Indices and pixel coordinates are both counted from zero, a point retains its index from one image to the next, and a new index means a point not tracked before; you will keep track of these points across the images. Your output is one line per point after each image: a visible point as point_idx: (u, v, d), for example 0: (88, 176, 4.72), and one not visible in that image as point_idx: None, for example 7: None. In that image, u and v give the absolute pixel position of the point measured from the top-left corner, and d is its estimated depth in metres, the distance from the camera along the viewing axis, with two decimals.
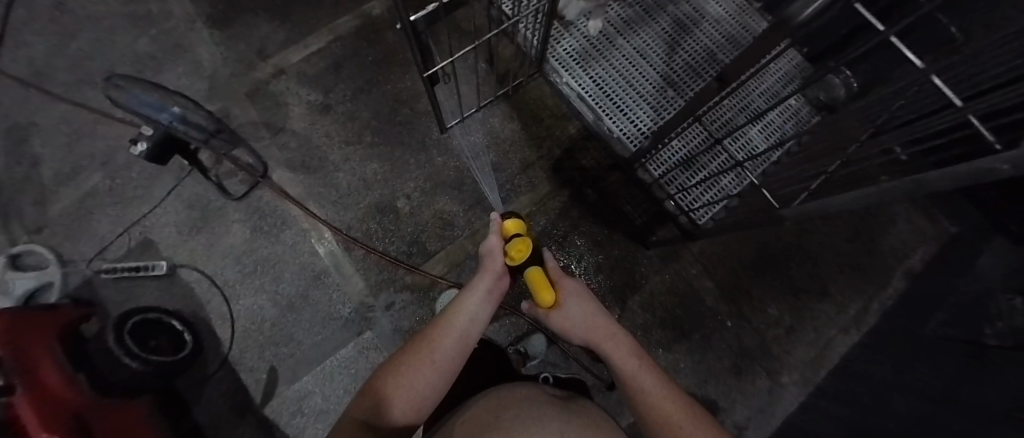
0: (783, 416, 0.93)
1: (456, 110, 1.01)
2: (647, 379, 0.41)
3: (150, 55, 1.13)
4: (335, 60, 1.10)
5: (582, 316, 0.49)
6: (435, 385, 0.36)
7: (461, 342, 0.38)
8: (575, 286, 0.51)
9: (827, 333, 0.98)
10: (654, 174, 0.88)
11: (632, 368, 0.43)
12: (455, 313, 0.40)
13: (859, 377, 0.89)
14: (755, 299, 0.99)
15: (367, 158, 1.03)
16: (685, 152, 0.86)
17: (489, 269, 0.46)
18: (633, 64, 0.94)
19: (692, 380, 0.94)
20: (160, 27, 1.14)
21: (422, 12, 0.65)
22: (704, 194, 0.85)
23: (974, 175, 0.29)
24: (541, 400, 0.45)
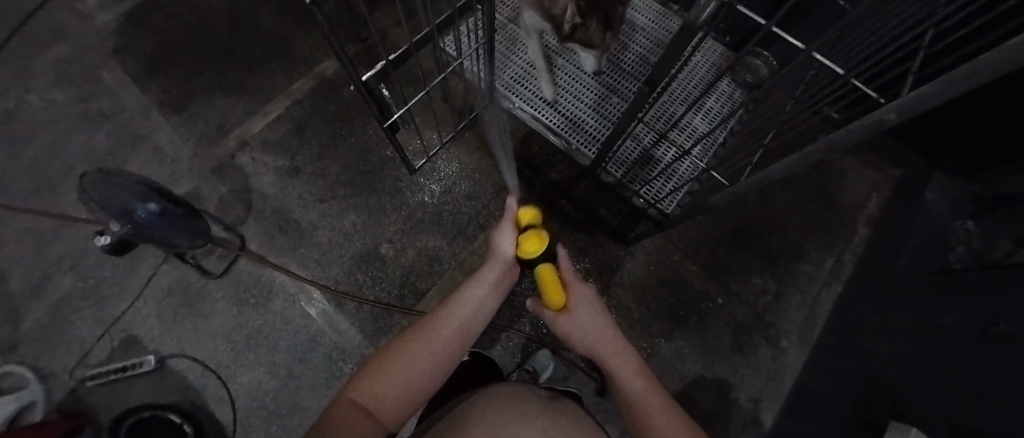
0: (791, 381, 0.96)
1: (421, 151, 1.05)
2: (647, 394, 0.45)
3: (109, 150, 1.13)
4: (296, 123, 1.12)
5: (589, 324, 0.53)
6: (430, 369, 0.42)
7: (458, 335, 0.46)
8: (585, 293, 0.55)
9: (812, 291, 1.03)
10: (616, 176, 0.92)
11: (634, 384, 0.47)
12: (456, 307, 0.48)
13: (850, 327, 0.93)
14: (739, 273, 1.03)
15: (343, 211, 1.04)
16: (640, 149, 0.91)
17: (500, 260, 0.54)
18: (576, 79, 1.00)
19: (699, 363, 0.96)
20: (116, 121, 1.15)
21: (372, 71, 0.69)
22: (667, 185, 0.89)
23: (870, 129, 0.34)
24: (524, 398, 0.51)
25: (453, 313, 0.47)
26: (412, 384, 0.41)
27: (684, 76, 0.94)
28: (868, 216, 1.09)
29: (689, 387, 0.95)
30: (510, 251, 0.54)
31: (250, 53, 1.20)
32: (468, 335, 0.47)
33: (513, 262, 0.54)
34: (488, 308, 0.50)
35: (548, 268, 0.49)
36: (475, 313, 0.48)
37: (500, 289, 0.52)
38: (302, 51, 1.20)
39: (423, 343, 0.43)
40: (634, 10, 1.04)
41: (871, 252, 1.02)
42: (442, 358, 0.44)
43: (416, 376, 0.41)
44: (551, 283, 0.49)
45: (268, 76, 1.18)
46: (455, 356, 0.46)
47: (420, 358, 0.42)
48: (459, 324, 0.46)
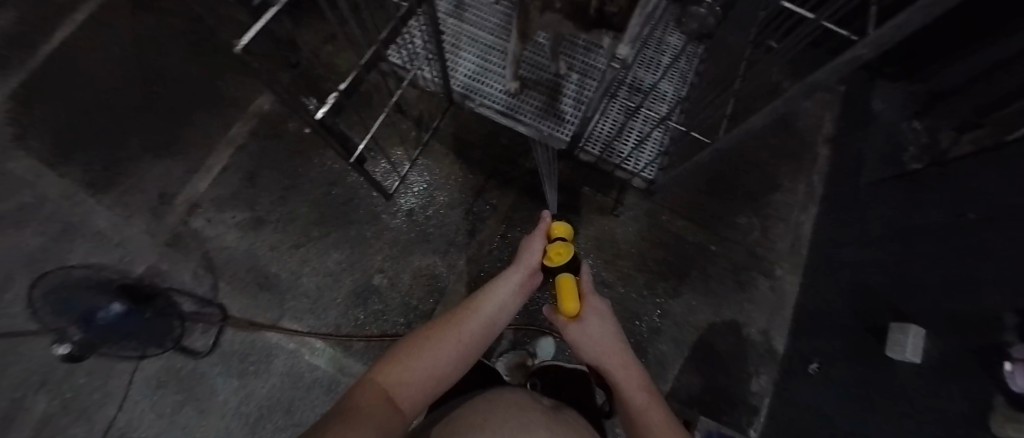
0: (793, 304, 1.01)
1: (391, 173, 1.00)
2: (657, 418, 0.44)
3: (39, 248, 1.00)
4: (246, 171, 1.04)
5: (601, 336, 0.52)
6: (451, 358, 0.41)
7: (482, 328, 0.45)
8: (601, 307, 0.55)
9: (794, 216, 1.08)
10: (594, 153, 0.90)
11: (642, 403, 0.45)
12: (484, 299, 0.47)
13: (835, 242, 0.98)
14: (726, 216, 1.06)
15: (323, 252, 0.98)
16: (612, 123, 0.88)
17: (526, 264, 0.55)
18: (534, 59, 0.91)
19: (708, 311, 0.99)
20: (39, 215, 1.02)
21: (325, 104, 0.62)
22: (645, 153, 0.88)
23: (850, 65, 0.34)
24: (529, 411, 0.51)
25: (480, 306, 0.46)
26: (433, 376, 0.40)
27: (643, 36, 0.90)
28: (827, 134, 1.14)
29: (705, 335, 0.98)
30: (537, 258, 0.56)
31: (174, 108, 1.09)
32: (495, 331, 0.47)
33: (537, 268, 0.56)
34: (512, 308, 0.50)
35: (568, 278, 0.53)
36: (502, 312, 0.48)
37: (524, 290, 0.52)
38: (230, 92, 1.09)
39: (452, 334, 0.42)
40: None
41: (838, 167, 1.08)
42: (470, 353, 0.43)
43: (438, 366, 0.40)
44: (568, 291, 0.52)
45: (201, 129, 1.08)
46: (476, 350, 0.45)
47: (448, 347, 0.41)
48: (488, 319, 0.46)
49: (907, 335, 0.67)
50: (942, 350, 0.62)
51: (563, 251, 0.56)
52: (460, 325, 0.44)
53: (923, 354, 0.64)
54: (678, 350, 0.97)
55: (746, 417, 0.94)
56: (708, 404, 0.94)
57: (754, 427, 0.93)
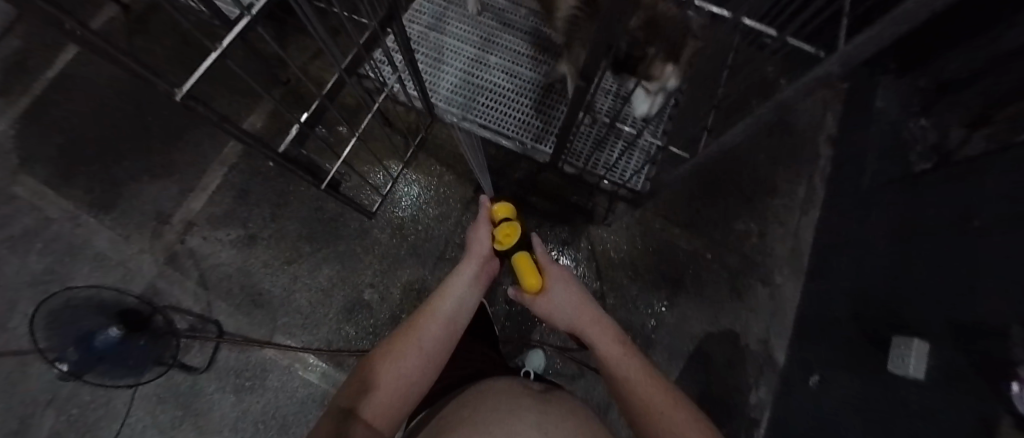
0: (794, 312, 0.98)
1: (374, 194, 1.00)
2: (632, 365, 0.47)
3: (47, 270, 1.03)
4: (239, 188, 1.05)
5: (567, 303, 0.54)
6: (420, 365, 0.44)
7: (447, 326, 0.48)
8: (561, 274, 0.56)
9: (794, 220, 1.04)
10: (578, 166, 0.89)
11: (616, 353, 0.48)
12: (442, 300, 0.50)
13: (836, 247, 0.94)
14: (721, 222, 1.03)
15: (314, 268, 0.99)
16: (595, 134, 0.87)
17: (479, 254, 0.57)
18: (514, 73, 0.89)
19: (704, 320, 0.97)
20: (47, 237, 1.05)
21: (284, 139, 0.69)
22: (631, 163, 0.87)
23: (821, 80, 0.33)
24: (516, 397, 0.52)
25: (438, 305, 0.49)
26: (400, 385, 0.42)
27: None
28: (829, 133, 1.10)
29: (701, 345, 0.96)
30: (487, 247, 0.58)
31: (169, 128, 1.11)
32: (456, 327, 0.49)
33: (490, 256, 0.57)
34: (472, 303, 0.52)
35: (524, 254, 0.53)
36: (460, 308, 0.50)
37: (481, 281, 0.55)
38: (223, 110, 1.11)
39: (411, 340, 0.44)
40: None
41: (840, 168, 1.04)
42: (433, 354, 0.45)
43: (409, 371, 0.43)
44: (527, 266, 0.52)
45: (197, 148, 1.10)
46: (446, 348, 0.47)
47: (410, 354, 0.44)
48: (445, 318, 0.48)
49: (909, 349, 0.65)
50: (948, 363, 0.58)
51: (512, 232, 0.55)
52: (417, 330, 0.46)
53: (926, 368, 0.62)
54: (674, 360, 0.95)
55: (746, 430, 0.91)
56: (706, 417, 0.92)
57: None
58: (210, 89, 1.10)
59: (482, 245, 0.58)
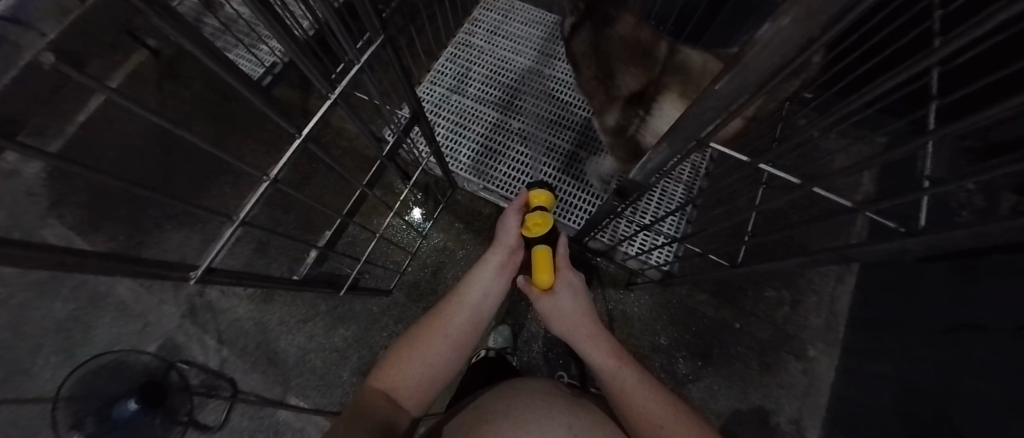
0: (828, 390, 0.93)
1: (391, 262, 0.98)
2: (630, 378, 0.49)
3: (50, 313, 0.98)
4: (260, 241, 1.05)
5: (569, 307, 0.56)
6: (441, 361, 0.47)
7: (471, 319, 0.50)
8: (572, 281, 0.58)
9: (827, 290, 1.00)
10: (605, 242, 0.93)
11: (615, 367, 0.50)
12: (467, 292, 0.52)
13: (872, 325, 0.90)
14: (750, 290, 0.99)
15: (332, 325, 0.98)
16: (624, 224, 0.93)
17: (504, 246, 0.58)
18: (539, 141, 0.95)
19: (731, 394, 0.93)
20: (52, 278, 1.01)
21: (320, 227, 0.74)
22: (659, 255, 0.93)
23: None
24: (548, 394, 0.50)
25: (462, 299, 0.51)
26: (425, 376, 0.47)
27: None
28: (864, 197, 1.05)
29: (728, 422, 0.92)
30: (514, 238, 0.58)
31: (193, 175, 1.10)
32: (480, 320, 0.51)
33: (517, 246, 0.58)
34: (497, 294, 0.54)
35: (544, 250, 0.56)
36: (487, 300, 0.52)
37: (507, 272, 0.56)
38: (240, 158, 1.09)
39: (439, 331, 0.48)
40: None
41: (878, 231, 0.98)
42: (458, 347, 0.49)
43: (433, 363, 0.47)
44: (543, 263, 0.56)
45: (221, 200, 1.11)
46: (468, 339, 0.50)
47: (433, 349, 0.47)
48: (469, 311, 0.50)
49: None
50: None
51: (541, 222, 0.58)
52: (439, 325, 0.49)
53: None
54: None
55: None
56: None
57: None
58: (231, 141, 1.09)
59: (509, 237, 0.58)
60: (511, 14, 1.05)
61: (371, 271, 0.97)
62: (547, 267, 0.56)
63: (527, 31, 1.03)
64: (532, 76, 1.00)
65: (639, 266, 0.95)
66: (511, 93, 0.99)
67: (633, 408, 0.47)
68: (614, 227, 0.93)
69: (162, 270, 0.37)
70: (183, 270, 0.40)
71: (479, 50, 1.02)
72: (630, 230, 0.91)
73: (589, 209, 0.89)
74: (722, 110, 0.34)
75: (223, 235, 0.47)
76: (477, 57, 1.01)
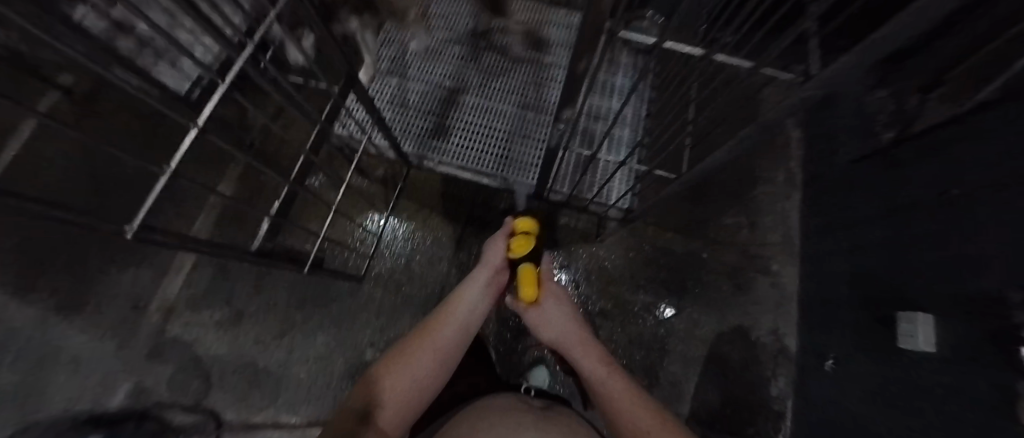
0: (795, 296, 1.00)
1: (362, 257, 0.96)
2: (613, 377, 0.55)
3: None
4: (219, 263, 0.99)
5: (554, 316, 0.67)
6: (430, 367, 0.50)
7: (461, 327, 0.55)
8: (554, 294, 0.69)
9: (778, 207, 1.07)
10: (565, 193, 0.94)
11: (601, 372, 0.56)
12: (458, 303, 0.57)
13: (821, 229, 0.97)
14: (711, 220, 1.05)
15: (312, 334, 0.95)
16: (580, 170, 0.94)
17: (492, 265, 0.65)
18: (484, 109, 0.96)
19: (711, 319, 0.98)
20: None
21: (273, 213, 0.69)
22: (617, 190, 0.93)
23: (809, 103, 0.35)
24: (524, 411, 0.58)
25: (454, 309, 0.56)
26: (411, 390, 0.48)
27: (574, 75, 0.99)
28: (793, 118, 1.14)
29: (714, 345, 0.96)
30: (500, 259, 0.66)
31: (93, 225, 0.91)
32: (468, 331, 0.56)
33: (502, 265, 0.66)
34: (483, 309, 0.59)
35: (529, 267, 0.66)
36: (473, 312, 0.57)
37: (493, 289, 0.63)
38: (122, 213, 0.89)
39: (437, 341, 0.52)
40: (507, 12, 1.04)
41: (811, 149, 1.07)
42: (445, 355, 0.52)
43: (421, 370, 0.49)
44: (529, 278, 0.65)
45: None
46: (456, 350, 0.54)
47: (425, 355, 0.50)
48: (459, 326, 0.54)
49: (915, 324, 0.67)
50: (962, 342, 0.60)
51: (525, 244, 0.67)
52: (433, 336, 0.52)
53: (936, 342, 0.64)
54: (690, 367, 0.94)
55: (772, 423, 0.91)
56: (731, 419, 0.91)
57: (781, 432, 0.90)
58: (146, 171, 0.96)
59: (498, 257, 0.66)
60: None
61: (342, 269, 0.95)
62: (532, 283, 0.65)
63: (460, 5, 1.04)
64: (470, 49, 1.01)
65: (602, 211, 0.97)
66: (452, 68, 0.99)
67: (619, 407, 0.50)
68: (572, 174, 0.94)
69: None
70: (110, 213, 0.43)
71: (413, 29, 1.02)
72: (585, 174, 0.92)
73: (540, 163, 0.90)
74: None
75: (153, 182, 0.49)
76: (410, 38, 1.01)
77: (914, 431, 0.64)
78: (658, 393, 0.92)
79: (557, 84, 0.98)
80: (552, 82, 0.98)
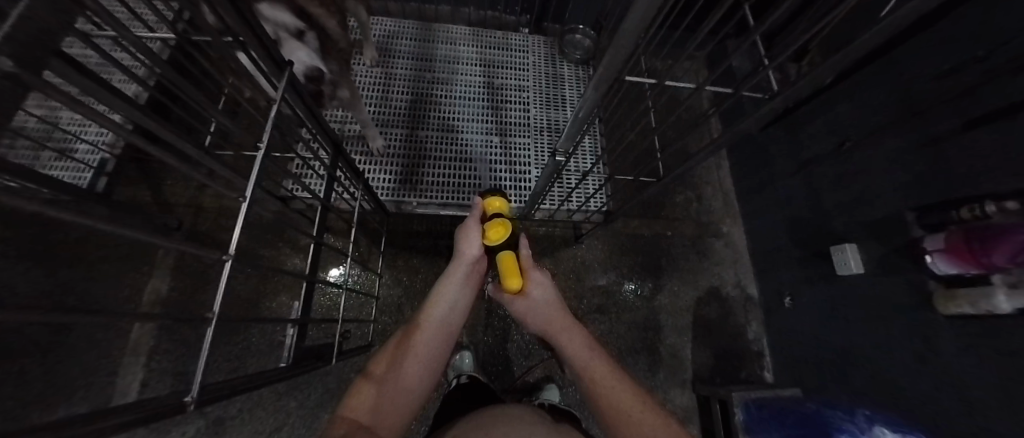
0: (746, 249, 1.16)
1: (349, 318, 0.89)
2: (603, 372, 0.46)
3: None
4: (177, 371, 0.84)
5: (543, 308, 0.50)
6: (420, 373, 0.46)
7: (441, 330, 0.49)
8: (544, 279, 0.51)
9: (714, 176, 1.23)
10: (549, 208, 1.04)
11: (585, 361, 0.47)
12: (437, 301, 0.50)
13: (751, 190, 1.14)
14: (666, 200, 1.18)
15: (315, 416, 0.86)
16: (558, 185, 1.05)
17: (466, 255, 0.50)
18: (451, 141, 0.97)
19: (688, 286, 1.10)
20: None
21: (297, 305, 0.61)
22: (595, 194, 1.06)
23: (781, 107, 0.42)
24: (534, 424, 0.51)
25: (433, 309, 0.50)
26: (398, 399, 0.44)
27: (524, 93, 1.04)
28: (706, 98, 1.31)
29: (697, 309, 1.08)
30: (477, 245, 0.50)
31: None
32: (451, 330, 0.50)
33: (479, 256, 0.50)
34: (467, 303, 0.52)
35: (510, 254, 0.47)
36: (454, 310, 0.50)
37: (473, 280, 0.52)
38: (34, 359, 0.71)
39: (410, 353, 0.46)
40: (448, 43, 1.06)
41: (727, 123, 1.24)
42: (432, 359, 0.47)
43: (408, 382, 0.45)
44: (512, 268, 0.45)
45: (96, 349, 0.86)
46: (445, 351, 0.49)
47: (410, 363, 0.46)
48: (440, 322, 0.49)
49: (845, 253, 0.82)
50: (881, 259, 0.76)
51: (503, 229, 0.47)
52: (415, 338, 0.48)
53: (863, 262, 0.80)
54: (683, 334, 1.05)
55: (757, 362, 1.06)
56: (726, 368, 1.04)
57: (765, 368, 1.05)
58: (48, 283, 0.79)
59: (471, 246, 0.50)
60: (373, 31, 1.04)
61: (330, 336, 0.85)
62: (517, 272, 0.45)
63: (396, 44, 1.04)
64: (418, 85, 1.01)
65: (582, 218, 1.06)
66: (405, 107, 0.99)
67: (604, 401, 0.44)
68: (552, 190, 1.05)
69: (116, 422, 0.27)
70: (174, 401, 0.34)
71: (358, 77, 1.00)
72: (567, 188, 1.04)
73: (523, 186, 0.96)
74: (632, 54, 0.41)
75: (204, 341, 0.40)
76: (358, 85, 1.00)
77: (866, 338, 0.80)
78: (663, 365, 1.01)
79: (511, 104, 1.03)
80: (509, 105, 1.02)
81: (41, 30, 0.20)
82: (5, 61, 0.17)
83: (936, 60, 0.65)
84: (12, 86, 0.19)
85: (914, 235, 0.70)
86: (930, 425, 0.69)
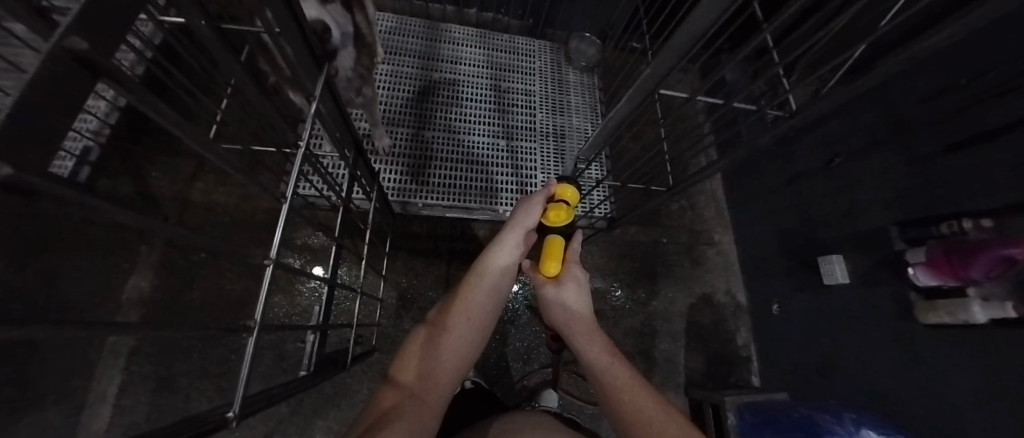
0: (736, 258, 1.20)
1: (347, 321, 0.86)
2: (622, 371, 0.47)
3: None
4: (159, 375, 0.79)
5: (572, 297, 0.54)
6: (471, 334, 0.45)
7: (491, 295, 0.48)
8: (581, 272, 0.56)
9: (707, 187, 1.27)
10: None
11: (604, 359, 0.48)
12: (487, 264, 0.50)
13: (742, 201, 1.19)
14: (662, 208, 1.20)
15: (307, 422, 0.83)
16: None
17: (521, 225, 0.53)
18: (457, 143, 0.97)
19: (682, 293, 1.13)
20: None
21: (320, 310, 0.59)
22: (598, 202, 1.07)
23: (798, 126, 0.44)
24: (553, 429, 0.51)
25: (486, 268, 0.50)
26: (449, 360, 0.43)
27: (531, 96, 1.05)
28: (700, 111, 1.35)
29: (690, 315, 1.11)
30: (534, 219, 0.54)
31: None
32: (500, 295, 0.50)
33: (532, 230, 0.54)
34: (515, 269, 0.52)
35: (558, 239, 0.55)
36: (503, 274, 0.50)
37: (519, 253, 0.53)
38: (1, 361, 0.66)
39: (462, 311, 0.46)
40: (455, 44, 1.05)
41: None
42: (482, 320, 0.47)
43: (460, 342, 0.45)
44: (554, 250, 0.54)
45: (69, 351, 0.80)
46: (492, 314, 0.48)
47: (461, 325, 0.45)
48: (491, 285, 0.49)
49: (832, 264, 0.86)
50: (866, 271, 0.81)
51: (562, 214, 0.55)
52: (466, 300, 0.47)
53: (849, 273, 0.84)
54: (677, 340, 1.07)
55: (746, 368, 1.09)
56: (716, 373, 1.07)
57: (753, 373, 1.09)
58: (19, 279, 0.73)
59: (528, 218, 0.53)
60: (378, 28, 1.03)
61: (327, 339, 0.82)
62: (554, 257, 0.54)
63: (403, 43, 1.03)
64: (424, 84, 1.00)
65: (585, 224, 1.07)
66: (411, 106, 0.98)
67: (622, 400, 0.44)
68: None
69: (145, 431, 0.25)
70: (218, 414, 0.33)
71: None
72: None
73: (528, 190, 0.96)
74: None
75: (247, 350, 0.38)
76: None
77: (851, 345, 0.84)
78: (658, 370, 1.03)
79: (518, 107, 1.03)
80: (515, 108, 1.03)
81: (103, 17, 0.19)
82: (73, 44, 0.16)
83: (920, 85, 0.70)
84: (82, 76, 0.18)
85: (898, 249, 0.74)
86: (910, 428, 0.73)
